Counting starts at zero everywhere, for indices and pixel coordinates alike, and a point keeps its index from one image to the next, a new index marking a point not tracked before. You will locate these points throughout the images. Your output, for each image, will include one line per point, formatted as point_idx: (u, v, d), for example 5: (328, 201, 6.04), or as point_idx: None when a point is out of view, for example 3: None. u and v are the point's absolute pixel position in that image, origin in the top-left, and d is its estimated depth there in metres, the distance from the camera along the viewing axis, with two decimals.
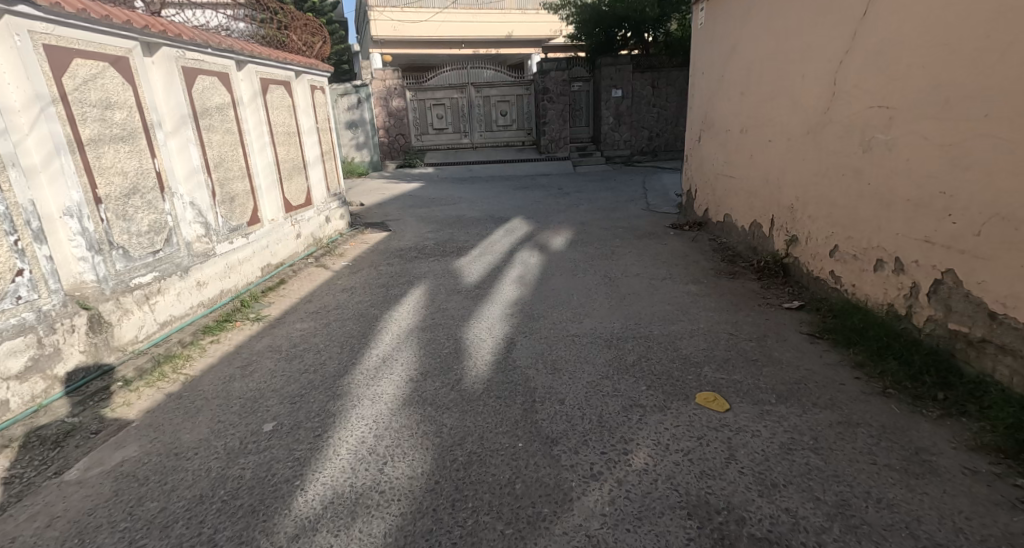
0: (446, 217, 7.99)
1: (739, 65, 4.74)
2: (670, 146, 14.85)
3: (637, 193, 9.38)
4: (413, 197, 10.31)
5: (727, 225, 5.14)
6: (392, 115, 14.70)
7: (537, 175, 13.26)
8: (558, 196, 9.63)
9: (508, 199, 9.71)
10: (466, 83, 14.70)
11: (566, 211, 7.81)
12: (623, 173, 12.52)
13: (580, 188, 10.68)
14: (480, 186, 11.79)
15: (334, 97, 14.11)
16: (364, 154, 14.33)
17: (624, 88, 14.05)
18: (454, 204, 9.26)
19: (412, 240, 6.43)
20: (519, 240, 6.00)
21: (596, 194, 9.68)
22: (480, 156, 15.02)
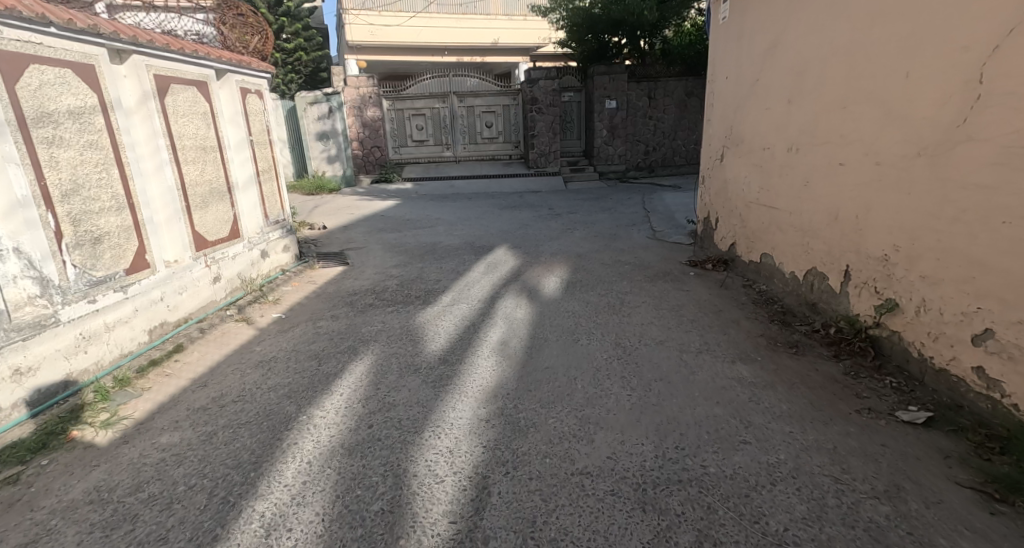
0: (420, 245, 6.87)
1: (784, 66, 3.67)
2: (667, 160, 13.84)
3: (638, 215, 8.31)
4: (385, 218, 9.17)
5: (767, 266, 4.06)
6: (367, 126, 13.54)
7: (524, 192, 12.21)
8: (549, 219, 8.54)
9: (492, 221, 8.60)
10: (449, 92, 13.65)
11: (559, 239, 6.72)
12: (620, 189, 11.50)
13: (573, 208, 9.62)
14: (462, 205, 10.74)
15: (303, 107, 13.12)
16: (336, 168, 13.31)
17: (619, 99, 13.07)
18: (431, 228, 8.13)
19: (372, 277, 5.28)
20: (503, 281, 4.88)
21: (591, 216, 8.61)
22: (463, 171, 13.93)
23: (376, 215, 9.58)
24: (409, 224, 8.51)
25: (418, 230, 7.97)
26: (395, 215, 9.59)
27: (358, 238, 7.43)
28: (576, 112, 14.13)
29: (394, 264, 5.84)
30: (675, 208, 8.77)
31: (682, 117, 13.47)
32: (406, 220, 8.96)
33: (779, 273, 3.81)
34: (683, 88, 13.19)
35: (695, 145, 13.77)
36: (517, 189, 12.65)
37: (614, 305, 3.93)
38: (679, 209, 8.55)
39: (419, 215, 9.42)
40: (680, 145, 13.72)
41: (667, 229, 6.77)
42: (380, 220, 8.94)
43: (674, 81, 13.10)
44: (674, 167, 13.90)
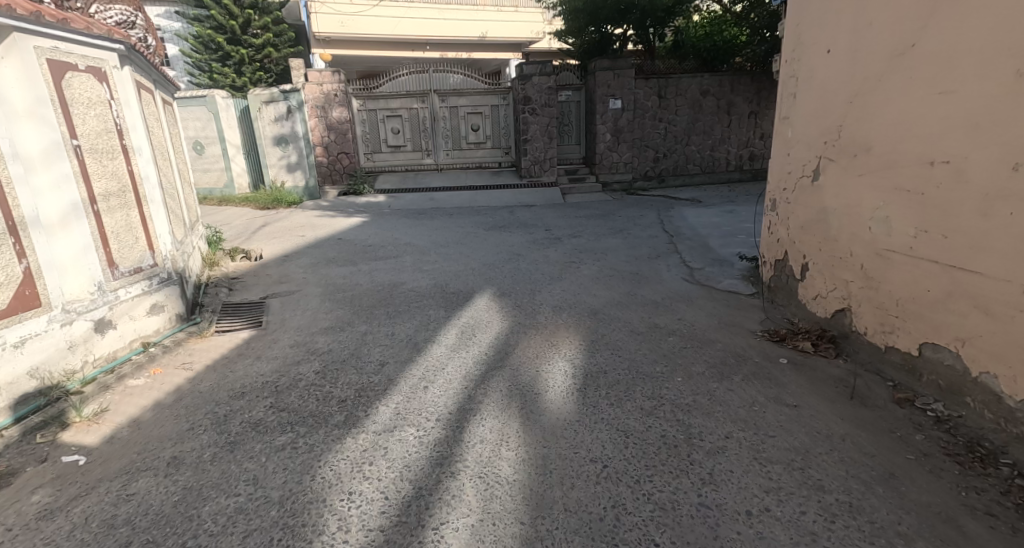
0: (379, 288, 5.17)
1: (1004, 15, 2.01)
2: (679, 169, 12.23)
3: (660, 242, 6.64)
4: (344, 243, 7.45)
5: (926, 365, 2.39)
6: (332, 128, 11.69)
7: (515, 207, 10.55)
8: (546, 245, 6.84)
9: (477, 247, 6.91)
10: (429, 90, 11.99)
11: (562, 281, 5.02)
12: (628, 204, 9.83)
13: (576, 229, 7.94)
14: (442, 223, 9.07)
15: (258, 106, 11.43)
16: (298, 177, 11.74)
17: (624, 99, 11.54)
18: (397, 259, 6.40)
19: (287, 353, 3.54)
20: (480, 370, 3.12)
21: (600, 242, 6.92)
22: (446, 181, 12.25)
23: (332, 238, 7.87)
24: (371, 253, 6.78)
25: (381, 262, 6.25)
26: (358, 237, 7.88)
27: (298, 277, 5.69)
28: (574, 112, 12.48)
29: (328, 323, 4.11)
30: (703, 231, 7.13)
31: (696, 119, 11.90)
32: (368, 246, 7.23)
33: (970, 386, 2.16)
34: (697, 87, 11.68)
35: (710, 151, 12.18)
36: (507, 202, 10.99)
37: (676, 448, 2.21)
38: (710, 234, 6.89)
39: (387, 238, 7.71)
40: (694, 151, 12.13)
41: (707, 267, 5.10)
42: (336, 247, 7.21)
43: (687, 78, 11.59)
44: (687, 176, 12.28)
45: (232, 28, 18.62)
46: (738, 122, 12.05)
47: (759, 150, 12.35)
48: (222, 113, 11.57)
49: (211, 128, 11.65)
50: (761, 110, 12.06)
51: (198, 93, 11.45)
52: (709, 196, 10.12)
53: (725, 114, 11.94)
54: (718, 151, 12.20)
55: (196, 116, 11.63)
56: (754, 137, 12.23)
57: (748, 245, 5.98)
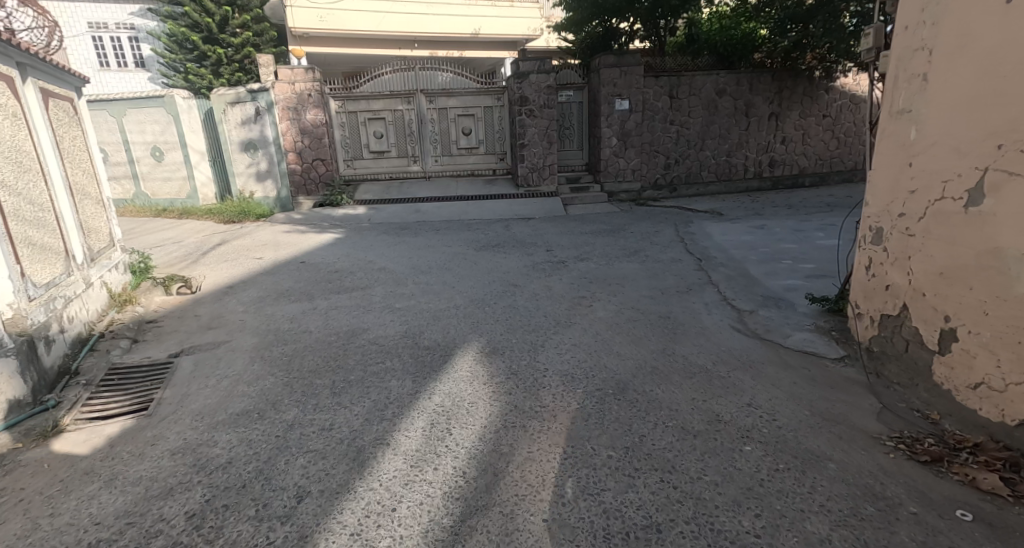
0: (335, 336, 4.02)
1: None
2: (693, 176, 11.19)
3: (686, 269, 5.51)
4: (309, 267, 6.33)
5: None
6: (306, 132, 10.56)
7: (511, 220, 9.47)
8: (548, 272, 5.71)
9: (464, 274, 5.81)
10: (414, 90, 11.07)
11: (570, 330, 3.88)
12: (639, 218, 8.76)
13: (581, 248, 6.83)
14: (427, 240, 7.97)
15: (222, 107, 10.35)
16: (268, 187, 10.70)
17: (632, 100, 10.53)
18: (368, 291, 5.27)
19: (168, 458, 2.39)
20: (449, 522, 1.94)
21: (613, 267, 5.80)
22: (434, 191, 11.23)
23: (296, 259, 6.77)
24: (336, 282, 5.66)
25: (347, 296, 5.12)
26: (327, 258, 6.79)
27: (237, 315, 4.57)
28: (575, 113, 11.47)
29: (250, 395, 3.02)
30: (735, 252, 6.00)
31: (710, 121, 10.90)
32: (336, 271, 6.11)
33: None
34: (712, 85, 10.69)
35: (726, 156, 11.14)
36: (502, 215, 9.89)
37: None
38: (746, 257, 5.76)
39: (361, 260, 6.61)
40: (709, 157, 11.10)
41: (760, 308, 3.95)
42: (298, 272, 6.09)
43: (702, 76, 10.60)
44: (701, 184, 11.23)
45: (208, 26, 17.76)
46: (757, 124, 11.01)
47: (779, 155, 11.25)
48: (182, 116, 10.45)
49: (171, 131, 10.52)
50: (782, 111, 10.98)
51: (156, 93, 10.33)
52: (728, 208, 9.03)
53: (743, 115, 10.92)
54: (735, 156, 11.15)
55: (155, 118, 10.51)
56: (774, 141, 11.14)
57: (800, 274, 4.84)
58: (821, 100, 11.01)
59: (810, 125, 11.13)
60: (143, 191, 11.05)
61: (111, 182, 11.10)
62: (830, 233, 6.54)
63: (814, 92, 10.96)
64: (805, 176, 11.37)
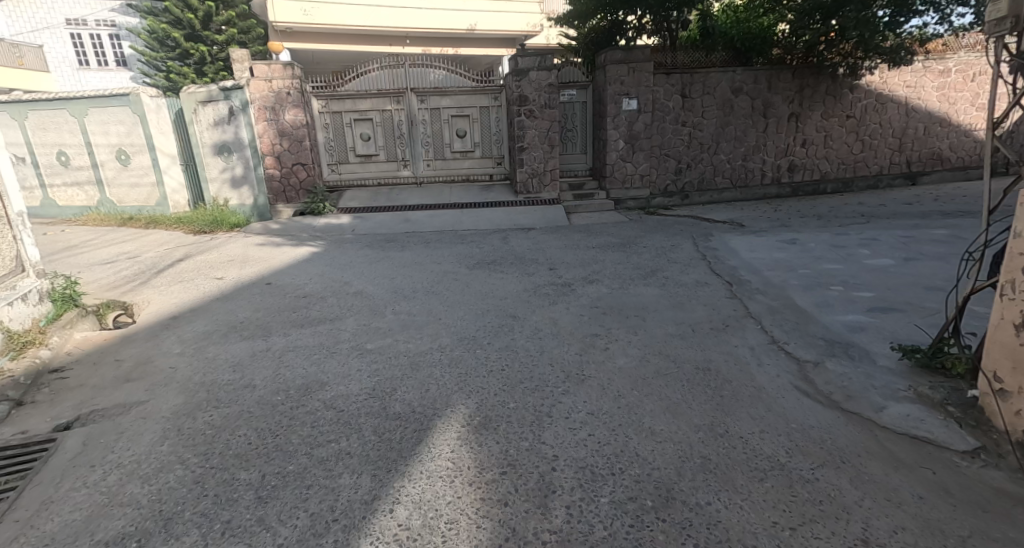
0: (286, 392, 3.17)
1: None
2: (706, 181, 10.44)
3: (715, 297, 4.67)
4: (275, 291, 5.51)
5: None
6: (284, 134, 9.73)
7: (509, 231, 8.67)
8: (551, 301, 4.88)
9: (453, 301, 4.99)
10: (404, 89, 10.49)
11: (583, 390, 3.04)
12: (650, 230, 7.97)
13: (588, 268, 6.00)
14: (415, 256, 7.16)
15: (192, 107, 9.57)
16: (244, 194, 9.91)
17: (641, 99, 9.83)
18: (338, 325, 4.43)
19: None
20: None
21: (628, 294, 4.96)
22: (425, 198, 10.50)
23: (262, 280, 5.96)
24: (303, 311, 4.82)
25: (313, 331, 4.29)
26: (299, 279, 5.97)
27: (171, 358, 3.73)
28: (579, 114, 10.62)
29: (137, 503, 2.17)
30: (769, 274, 5.16)
31: (726, 122, 10.17)
32: (305, 296, 5.28)
33: None
34: (727, 83, 9.97)
35: (742, 160, 10.39)
36: (499, 225, 9.08)
37: None
38: (784, 280, 4.91)
39: (337, 282, 5.80)
40: (723, 161, 10.36)
41: (827, 358, 3.09)
42: (260, 297, 5.26)
43: (717, 73, 9.89)
44: (715, 190, 10.47)
45: (190, 22, 16.99)
46: (775, 126, 10.27)
47: (799, 159, 10.49)
48: (150, 116, 9.65)
49: (138, 133, 9.73)
50: (803, 111, 10.21)
51: (122, 91, 9.56)
52: (748, 218, 8.20)
53: (760, 115, 10.18)
54: (752, 161, 10.41)
55: (120, 119, 9.70)
56: (794, 144, 10.39)
57: (859, 306, 3.99)
58: (845, 99, 10.21)
59: (832, 127, 10.33)
60: (109, 197, 10.20)
61: (74, 189, 10.24)
62: (874, 250, 5.71)
63: (837, 92, 10.16)
64: (826, 181, 10.57)
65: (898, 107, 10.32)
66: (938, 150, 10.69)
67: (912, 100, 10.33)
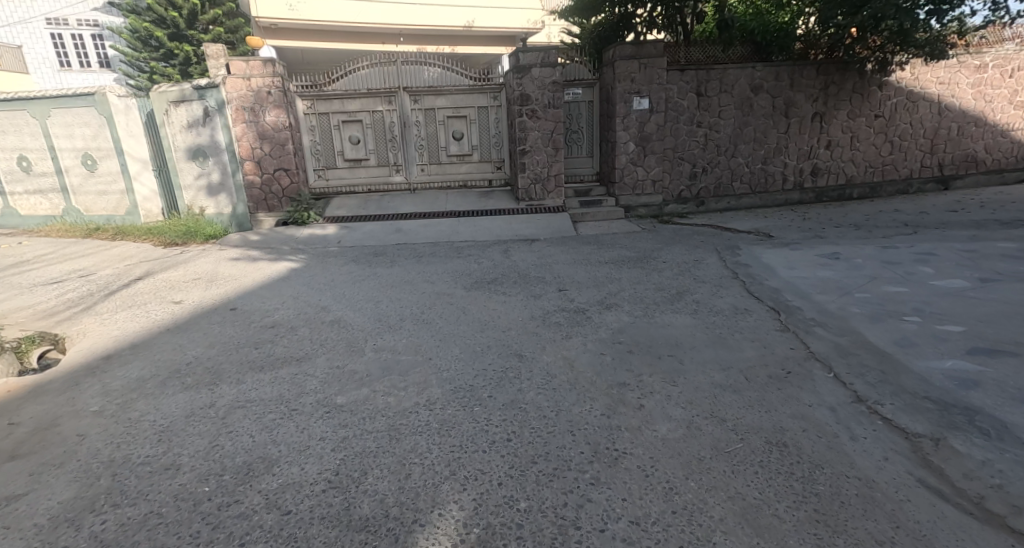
0: (223, 474, 2.39)
1: None
2: (722, 187, 9.70)
3: (762, 329, 3.89)
4: (240, 318, 4.73)
5: None
6: (266, 136, 8.97)
7: (511, 242, 7.91)
8: (564, 334, 4.10)
9: (447, 335, 4.22)
10: (396, 87, 9.82)
11: (619, 478, 2.27)
12: (667, 243, 7.22)
13: (603, 290, 5.22)
14: (405, 273, 6.38)
15: (163, 107, 8.79)
16: (221, 202, 9.17)
17: (654, 98, 9.15)
18: (307, 367, 3.64)
19: None
20: None
21: (655, 325, 4.18)
22: (419, 206, 9.75)
23: (227, 304, 5.18)
24: (267, 347, 4.03)
25: (276, 375, 3.51)
26: (270, 303, 5.19)
27: (87, 415, 2.94)
28: (584, 115, 9.93)
29: None
30: (820, 298, 4.38)
31: (744, 122, 9.44)
32: (273, 327, 4.50)
33: None
34: (747, 80, 9.24)
35: (761, 164, 9.66)
36: (499, 236, 8.32)
37: None
38: (841, 307, 4.13)
39: (313, 308, 5.03)
40: (741, 165, 9.62)
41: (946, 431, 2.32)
42: (219, 327, 4.47)
43: (735, 69, 9.17)
44: (732, 196, 9.74)
45: (174, 20, 16.28)
46: (797, 127, 9.54)
47: (822, 162, 9.74)
48: (119, 117, 8.87)
49: (105, 136, 8.94)
50: (827, 110, 9.47)
51: (88, 90, 8.79)
52: (774, 228, 7.44)
53: (782, 115, 9.45)
54: (772, 164, 9.67)
55: (86, 120, 8.93)
56: (817, 145, 9.65)
57: (952, 346, 3.21)
58: (873, 97, 9.46)
59: (859, 127, 9.58)
60: (75, 206, 9.40)
61: (37, 196, 9.45)
62: (936, 267, 4.93)
63: (865, 89, 9.41)
64: (852, 187, 9.82)
65: (930, 105, 9.57)
66: (973, 152, 9.92)
67: (946, 98, 9.58)
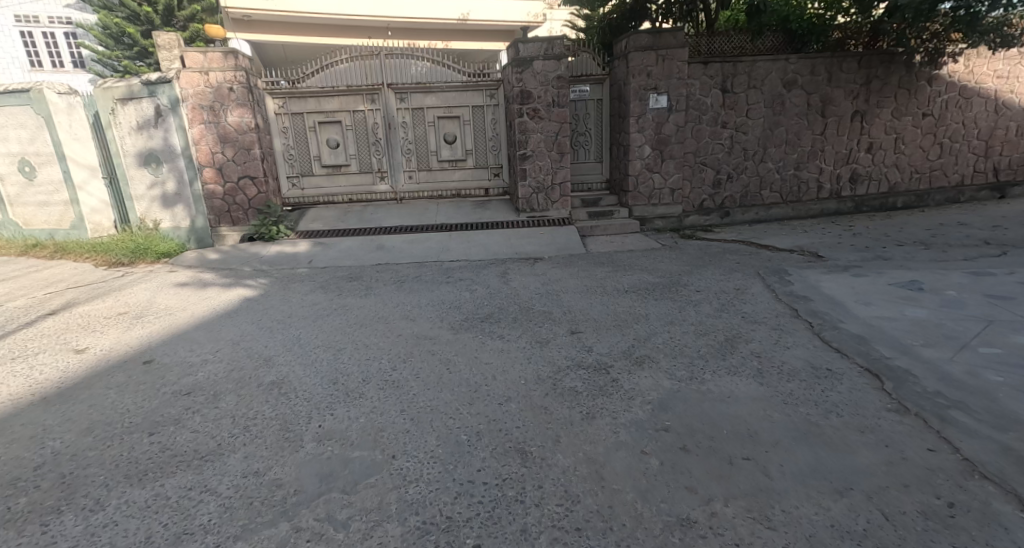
0: None
1: None
2: (749, 195, 8.62)
3: (869, 407, 2.74)
4: (151, 378, 3.58)
5: None
6: (228, 139, 7.85)
7: (510, 263, 6.80)
8: (585, 414, 2.95)
9: (423, 410, 3.07)
10: (379, 84, 8.74)
11: None
12: (696, 265, 6.10)
13: (629, 337, 4.08)
14: (381, 305, 5.25)
15: (109, 105, 7.65)
16: (177, 214, 8.03)
17: (673, 95, 8.08)
18: (210, 474, 2.48)
19: None
20: None
21: (709, 397, 3.04)
22: (406, 218, 8.63)
23: (143, 353, 4.03)
24: (166, 431, 2.87)
25: (158, 494, 2.34)
26: (200, 352, 4.05)
27: None
28: (591, 115, 8.85)
29: None
30: (931, 352, 3.24)
31: (775, 123, 8.37)
32: (187, 394, 3.33)
33: None
34: (778, 75, 8.15)
35: (794, 169, 8.58)
36: (496, 254, 7.20)
37: None
38: (968, 369, 3.00)
39: (253, 360, 3.89)
40: (770, 170, 8.55)
41: None
42: (116, 394, 3.32)
43: (765, 62, 8.08)
44: (760, 205, 8.66)
45: (149, 16, 15.29)
46: (834, 127, 8.46)
47: (862, 167, 8.65)
48: (60, 117, 7.73)
49: (43, 139, 7.79)
50: (869, 109, 8.39)
51: (23, 87, 7.65)
52: (821, 246, 6.32)
53: (817, 114, 8.36)
54: (805, 169, 8.58)
55: (22, 121, 7.78)
56: (856, 148, 8.56)
57: None
58: (922, 93, 8.38)
59: (905, 127, 8.50)
60: (12, 219, 8.24)
61: None
62: None
63: (911, 84, 8.32)
64: (895, 195, 8.73)
65: (985, 102, 8.52)
66: None
67: (1002, 94, 8.56)
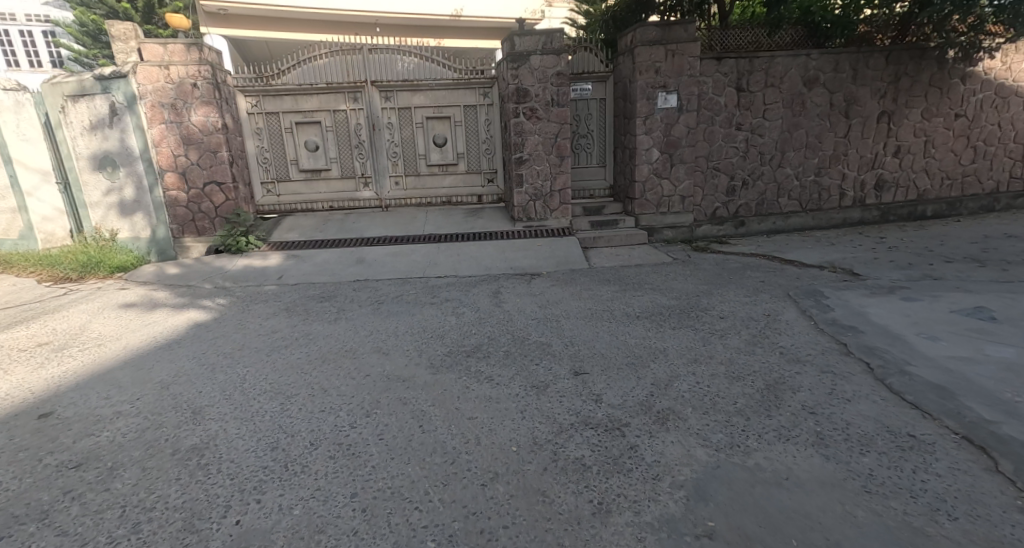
0: None
1: None
2: (766, 203, 7.89)
3: (992, 506, 2.00)
4: (39, 441, 2.81)
5: None
6: (191, 140, 7.09)
7: (504, 279, 6.06)
8: (597, 507, 2.19)
9: (381, 498, 2.31)
10: (362, 82, 7.99)
11: None
12: (715, 285, 5.36)
13: (646, 382, 3.33)
14: (351, 334, 4.50)
15: (59, 102, 6.89)
16: (137, 223, 7.26)
17: (684, 94, 7.36)
18: None
19: None
20: None
21: (762, 479, 2.28)
22: (390, 227, 7.89)
23: (44, 402, 3.25)
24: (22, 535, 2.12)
25: None
26: (115, 400, 3.28)
27: None
28: (593, 116, 8.12)
29: None
30: None
31: (794, 124, 7.64)
32: (74, 466, 2.56)
33: None
34: (799, 72, 7.44)
35: (815, 175, 7.85)
36: (488, 269, 6.46)
37: None
38: None
39: (178, 412, 3.12)
40: (790, 176, 7.82)
41: None
42: None
43: (785, 58, 7.37)
44: (777, 214, 7.92)
45: (127, 13, 14.57)
46: (859, 129, 7.74)
47: (889, 172, 7.93)
48: (4, 115, 6.90)
49: None
50: (898, 109, 7.68)
51: None
52: (855, 262, 5.59)
53: (840, 115, 7.64)
54: (827, 175, 7.87)
55: None
56: (883, 152, 7.85)
57: None
58: (954, 92, 7.70)
59: (936, 129, 7.80)
60: None
61: None
62: None
63: (944, 82, 7.63)
64: (925, 203, 8.03)
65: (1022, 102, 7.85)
66: None
67: None
